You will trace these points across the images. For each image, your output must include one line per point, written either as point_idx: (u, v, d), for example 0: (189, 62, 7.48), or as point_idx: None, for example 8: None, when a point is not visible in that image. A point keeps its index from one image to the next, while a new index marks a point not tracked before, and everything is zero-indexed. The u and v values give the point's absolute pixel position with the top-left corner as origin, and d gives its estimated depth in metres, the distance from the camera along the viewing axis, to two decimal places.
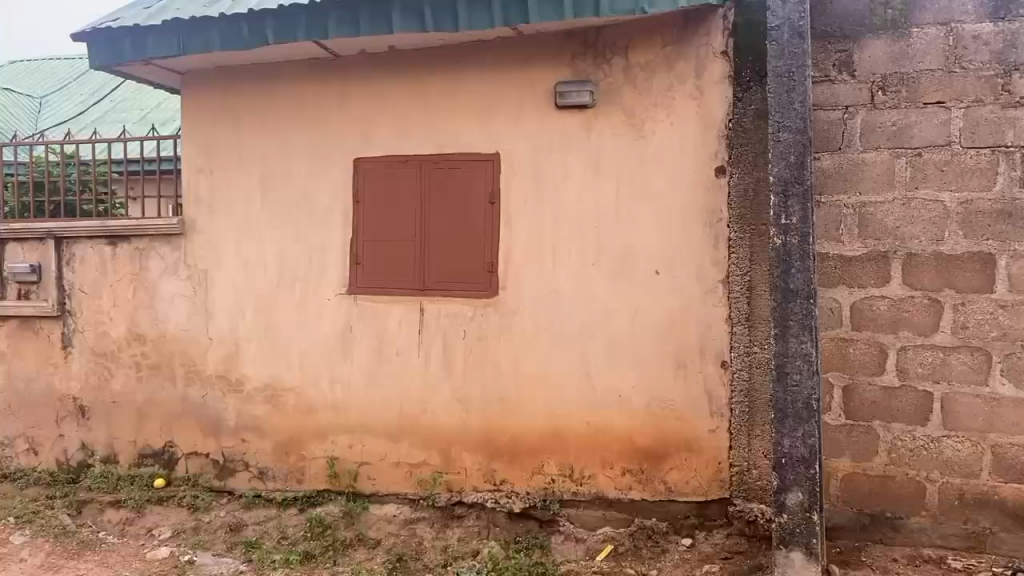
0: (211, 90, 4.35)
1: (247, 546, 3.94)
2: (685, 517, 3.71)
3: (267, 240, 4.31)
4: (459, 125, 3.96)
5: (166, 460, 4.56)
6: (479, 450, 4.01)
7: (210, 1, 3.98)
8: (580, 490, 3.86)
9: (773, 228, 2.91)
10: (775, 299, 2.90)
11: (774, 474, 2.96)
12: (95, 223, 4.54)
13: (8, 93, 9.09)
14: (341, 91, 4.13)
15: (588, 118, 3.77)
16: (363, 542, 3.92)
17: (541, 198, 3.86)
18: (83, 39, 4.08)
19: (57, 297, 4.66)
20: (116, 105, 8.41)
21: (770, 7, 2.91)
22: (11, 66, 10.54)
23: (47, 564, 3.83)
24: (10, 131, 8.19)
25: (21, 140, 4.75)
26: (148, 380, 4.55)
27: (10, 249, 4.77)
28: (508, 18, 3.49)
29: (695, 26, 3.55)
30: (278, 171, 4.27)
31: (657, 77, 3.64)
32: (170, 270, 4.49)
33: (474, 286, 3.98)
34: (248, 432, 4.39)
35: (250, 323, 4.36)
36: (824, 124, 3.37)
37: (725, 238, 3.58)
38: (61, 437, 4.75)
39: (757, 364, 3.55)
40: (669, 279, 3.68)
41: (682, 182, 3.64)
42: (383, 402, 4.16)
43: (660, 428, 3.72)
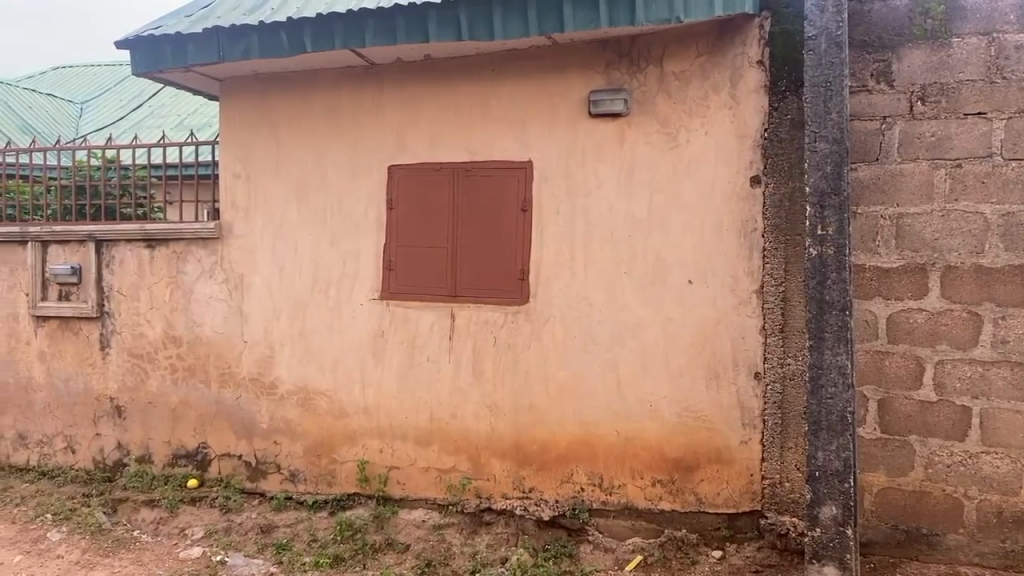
0: (249, 98, 4.42)
1: (279, 548, 3.97)
2: (716, 529, 3.67)
3: (302, 245, 4.36)
4: (492, 133, 3.98)
5: (199, 461, 4.62)
6: (509, 458, 4.02)
7: (250, 9, 4.06)
8: (609, 500, 3.85)
9: (809, 239, 2.88)
10: (810, 311, 2.87)
11: (807, 486, 2.92)
12: (134, 227, 4.63)
13: (51, 99, 9.34)
14: (377, 98, 4.17)
15: (622, 126, 3.77)
16: (392, 547, 3.94)
17: (574, 206, 3.87)
18: (124, 46, 4.17)
19: (97, 298, 4.76)
20: (155, 109, 8.58)
21: (808, 17, 2.89)
22: (55, 72, 10.83)
23: (82, 561, 3.89)
24: (54, 137, 8.41)
25: (63, 144, 4.86)
26: (183, 381, 4.62)
27: (53, 251, 4.89)
28: (543, 27, 3.51)
29: (732, 36, 3.55)
30: (313, 178, 4.32)
31: (691, 86, 3.64)
32: (206, 274, 4.56)
33: (505, 293, 3.99)
34: (280, 435, 4.44)
35: (284, 327, 4.41)
36: (862, 134, 3.34)
37: (760, 249, 3.55)
38: (98, 436, 4.83)
39: (790, 377, 3.51)
40: (702, 288, 3.66)
41: (716, 192, 3.62)
42: (413, 408, 4.18)
43: (692, 440, 3.70)
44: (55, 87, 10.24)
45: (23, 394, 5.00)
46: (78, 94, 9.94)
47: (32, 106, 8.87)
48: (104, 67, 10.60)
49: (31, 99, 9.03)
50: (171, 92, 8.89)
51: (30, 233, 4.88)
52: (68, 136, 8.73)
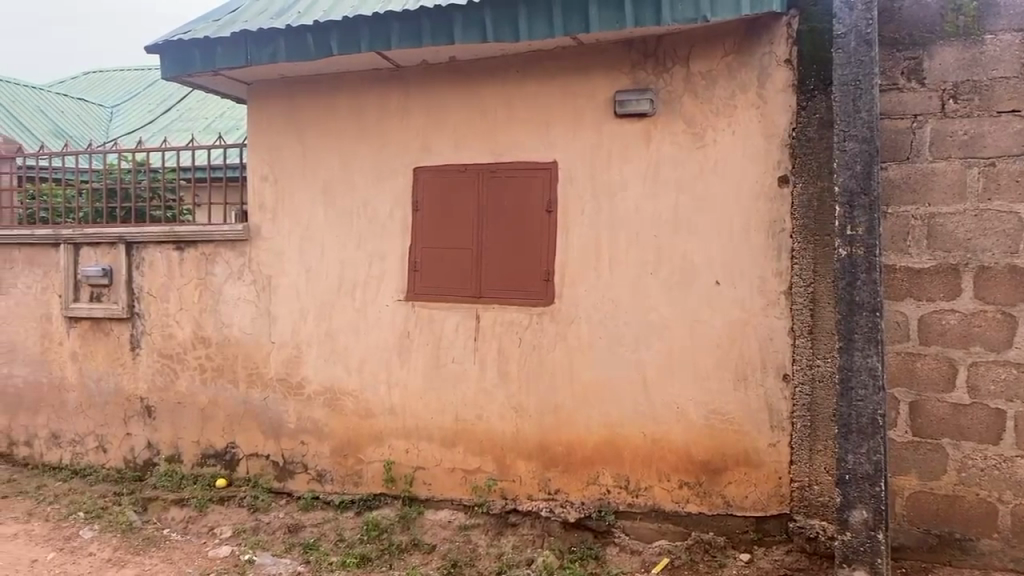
0: (277, 102, 4.46)
1: (306, 547, 4.00)
2: (744, 532, 3.64)
3: (329, 246, 4.39)
4: (518, 134, 3.98)
5: (227, 460, 4.66)
6: (534, 459, 4.01)
7: (278, 13, 4.10)
8: (635, 502, 3.83)
9: (838, 239, 2.84)
10: (839, 313, 2.84)
11: (837, 490, 2.89)
12: (164, 229, 4.70)
13: (83, 103, 9.50)
14: (402, 100, 4.19)
15: (648, 127, 3.76)
16: (418, 547, 3.95)
17: (599, 207, 3.86)
18: (154, 50, 4.22)
19: (127, 300, 4.83)
20: (183, 113, 8.71)
21: (837, 15, 2.86)
22: (86, 76, 11.02)
23: (114, 559, 3.94)
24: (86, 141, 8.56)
25: (95, 147, 4.94)
26: (212, 381, 4.67)
27: (85, 253, 4.97)
28: (568, 28, 3.50)
29: (759, 35, 3.52)
30: (340, 180, 4.35)
31: (718, 85, 3.62)
32: (235, 276, 4.61)
33: (531, 294, 3.99)
34: (307, 435, 4.47)
35: (311, 328, 4.44)
36: (892, 133, 3.30)
37: (788, 249, 3.52)
38: (129, 435, 4.90)
39: (820, 379, 3.47)
40: (729, 289, 3.63)
41: (743, 192, 3.59)
42: (438, 409, 4.19)
43: (719, 442, 3.67)
44: (87, 92, 10.43)
45: (56, 394, 5.08)
46: (109, 98, 10.09)
47: (64, 110, 9.02)
48: (134, 72, 10.75)
49: (64, 104, 9.20)
50: (200, 96, 9.01)
51: (63, 235, 4.96)
52: (98, 141, 8.86)
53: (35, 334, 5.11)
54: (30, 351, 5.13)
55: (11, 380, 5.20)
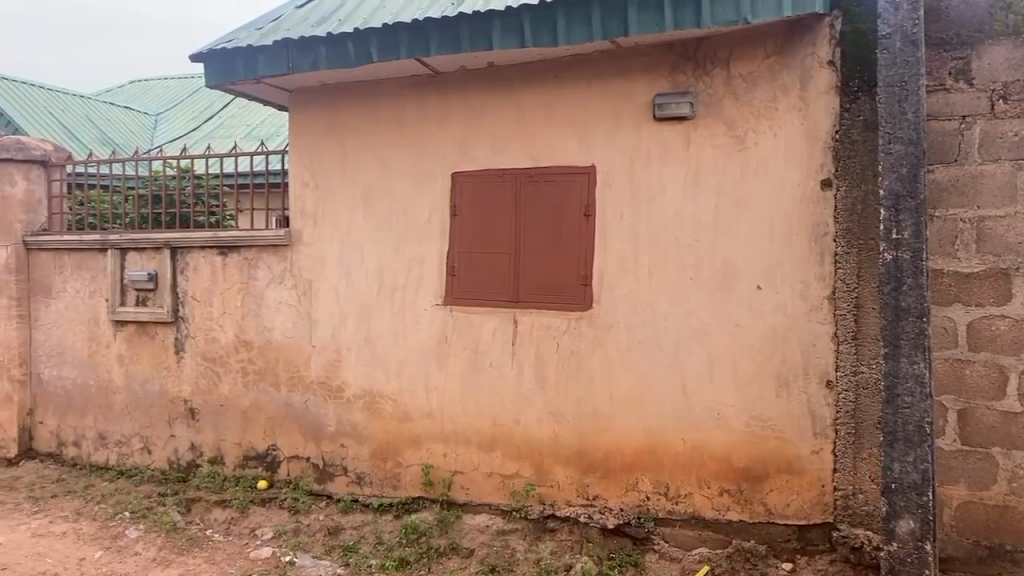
0: (317, 108, 4.52)
1: (345, 550, 4.03)
2: (786, 541, 3.58)
3: (369, 251, 4.43)
4: (556, 138, 3.98)
5: (268, 462, 4.72)
6: (573, 465, 4.00)
7: (319, 21, 4.15)
8: (675, 509, 3.79)
9: (883, 243, 2.79)
10: (884, 318, 2.78)
11: (883, 499, 2.84)
12: (208, 235, 4.78)
13: (130, 112, 9.74)
14: (441, 106, 4.21)
15: (688, 130, 3.73)
16: (456, 551, 3.94)
17: (638, 210, 3.84)
18: (198, 59, 4.31)
19: (172, 304, 4.92)
20: (227, 121, 8.89)
21: (882, 15, 2.80)
22: (132, 85, 11.29)
23: (159, 559, 4.02)
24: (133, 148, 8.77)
25: (141, 154, 5.05)
26: (254, 384, 4.74)
27: (131, 258, 5.08)
28: (607, 31, 3.49)
29: (802, 36, 3.48)
30: (379, 186, 4.38)
31: (759, 87, 3.58)
32: (276, 280, 4.67)
33: (568, 299, 3.98)
34: (347, 438, 4.51)
35: (351, 332, 4.48)
36: (939, 135, 3.23)
37: (831, 254, 3.47)
38: (173, 437, 4.99)
39: (864, 386, 3.41)
40: (771, 294, 3.59)
41: (785, 196, 3.55)
42: (476, 413, 4.20)
43: (761, 449, 3.63)
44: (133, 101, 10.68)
45: (103, 396, 5.19)
46: (154, 106, 10.32)
47: (110, 118, 9.24)
48: (177, 80, 10.98)
49: (112, 113, 9.43)
50: (243, 104, 9.19)
51: (110, 240, 5.08)
52: (143, 148, 9.06)
53: (83, 337, 5.24)
54: (78, 353, 5.26)
55: (60, 381, 5.33)
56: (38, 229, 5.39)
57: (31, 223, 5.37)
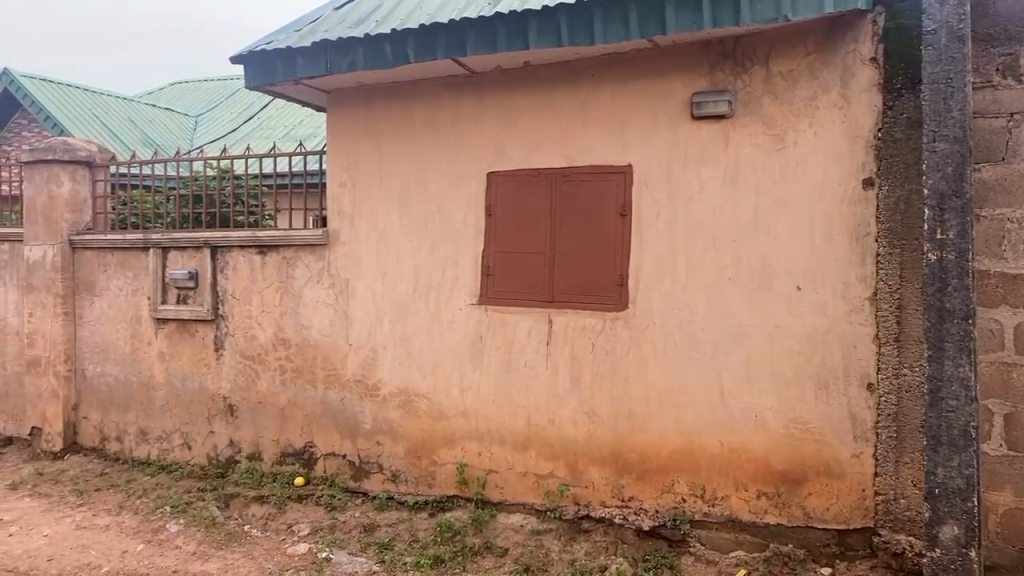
0: (355, 109, 4.55)
1: (381, 547, 4.06)
2: (825, 546, 3.54)
3: (405, 251, 4.45)
4: (593, 138, 3.96)
5: (305, 459, 4.78)
6: (607, 466, 3.98)
7: (356, 22, 4.19)
8: (711, 511, 3.76)
9: (927, 243, 2.73)
10: (927, 320, 2.73)
11: (925, 505, 2.79)
12: (247, 234, 4.85)
13: (170, 113, 9.92)
14: (477, 106, 4.22)
15: (725, 129, 3.69)
16: (490, 550, 3.95)
17: (675, 210, 3.81)
18: (238, 61, 4.37)
19: (212, 302, 5.00)
20: (265, 122, 9.03)
21: (927, 11, 2.74)
22: (173, 87, 11.50)
23: (198, 553, 4.09)
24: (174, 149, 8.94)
25: (182, 155, 5.14)
26: (292, 382, 4.80)
27: (173, 257, 5.17)
28: (644, 31, 3.47)
29: (843, 33, 3.42)
30: (415, 186, 4.41)
31: (799, 86, 3.53)
32: (314, 279, 4.73)
33: (604, 300, 3.96)
34: (382, 435, 4.55)
35: (387, 330, 4.52)
36: (986, 133, 3.16)
37: (873, 254, 3.41)
38: (212, 433, 5.07)
39: (906, 389, 3.35)
40: (811, 294, 3.54)
41: (826, 195, 3.50)
42: (511, 413, 4.20)
43: (799, 452, 3.58)
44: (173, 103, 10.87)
45: (145, 392, 5.29)
46: (195, 108, 10.47)
47: (152, 120, 9.40)
48: (217, 81, 11.16)
49: (153, 114, 9.60)
50: (281, 104, 9.32)
51: (153, 240, 5.18)
52: (184, 149, 9.21)
53: (126, 334, 5.35)
54: (121, 350, 5.36)
55: (103, 377, 5.44)
56: (83, 229, 5.51)
57: (76, 223, 5.50)
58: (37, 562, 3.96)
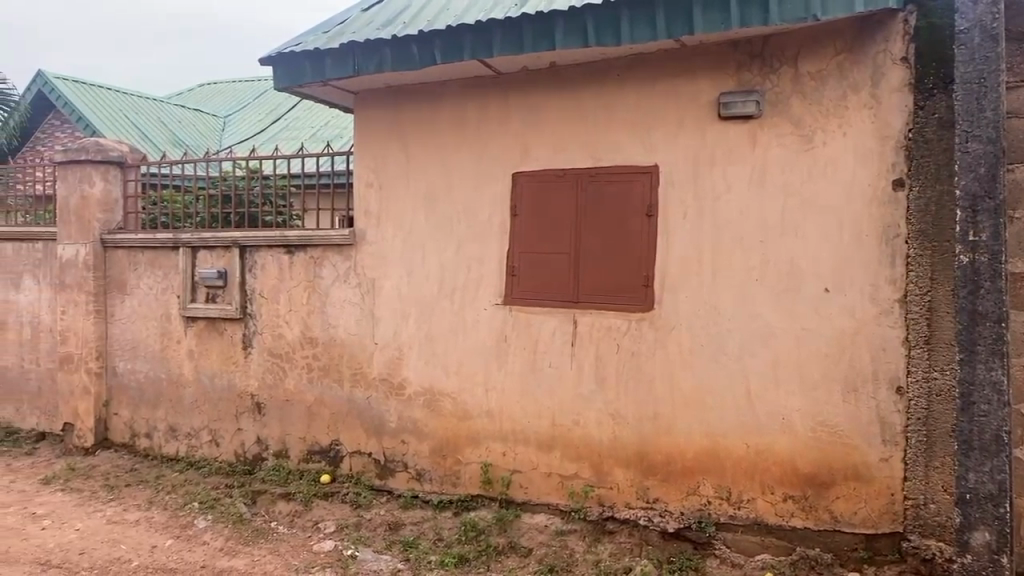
0: (382, 110, 4.58)
1: (406, 546, 4.08)
2: (853, 550, 3.50)
3: (430, 251, 4.47)
4: (619, 138, 3.96)
5: (331, 457, 4.82)
6: (632, 467, 3.97)
7: (384, 24, 4.22)
8: (737, 514, 3.73)
9: (959, 245, 2.69)
10: (959, 323, 2.69)
11: (956, 510, 2.75)
12: (275, 234, 4.90)
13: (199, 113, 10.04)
14: (503, 106, 4.23)
15: (753, 129, 3.67)
16: (515, 550, 3.95)
17: (701, 211, 3.79)
18: (268, 63, 4.42)
19: (240, 301, 5.05)
20: (292, 122, 9.12)
21: (959, 10, 2.72)
22: (202, 88, 11.63)
23: (226, 549, 4.14)
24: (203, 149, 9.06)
25: (212, 155, 5.20)
26: (318, 380, 4.84)
27: (202, 256, 5.23)
28: (672, 31, 3.46)
29: (874, 32, 3.39)
30: (442, 186, 4.42)
31: (828, 85, 3.50)
32: (341, 279, 4.76)
33: (630, 300, 3.95)
34: (408, 434, 4.57)
35: (413, 330, 4.54)
36: (1020, 133, 3.12)
37: (903, 256, 3.38)
38: (240, 430, 5.12)
39: (936, 393, 3.32)
40: (839, 296, 3.51)
41: (855, 196, 3.47)
42: (536, 413, 4.20)
43: (826, 454, 3.55)
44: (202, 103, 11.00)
45: (174, 389, 5.36)
46: (223, 109, 10.58)
47: (182, 121, 9.52)
48: (245, 82, 11.28)
49: (182, 115, 9.73)
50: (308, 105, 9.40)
51: (182, 239, 5.25)
52: (213, 149, 9.32)
53: (156, 332, 5.42)
54: (151, 348, 5.44)
55: (134, 374, 5.52)
56: (114, 228, 5.59)
57: (108, 222, 5.59)
58: (69, 555, 4.03)
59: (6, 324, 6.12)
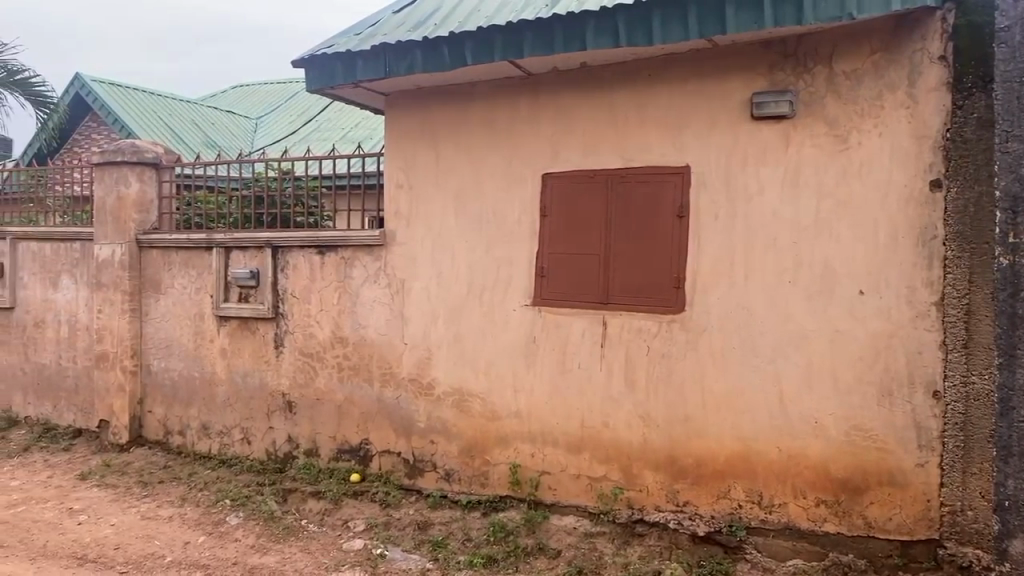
0: (412, 111, 4.60)
1: (434, 545, 4.08)
2: (887, 557, 3.45)
3: (460, 251, 4.48)
4: (650, 139, 3.93)
5: (361, 456, 4.85)
6: (662, 469, 3.95)
7: (415, 25, 4.24)
8: (768, 518, 3.69)
9: (1001, 247, 2.85)
10: (999, 326, 2.87)
11: (997, 518, 2.91)
12: (307, 235, 4.94)
13: (233, 116, 10.17)
14: (533, 107, 4.23)
15: (786, 130, 3.62)
16: (543, 551, 3.94)
17: (734, 212, 3.75)
18: (300, 65, 4.46)
19: (272, 300, 5.10)
20: (325, 124, 9.21)
21: (1002, 8, 2.91)
22: (234, 90, 11.78)
23: (257, 546, 4.18)
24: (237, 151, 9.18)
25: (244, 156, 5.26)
26: (349, 379, 4.87)
27: (235, 256, 5.30)
28: (704, 30, 3.43)
29: (911, 30, 3.34)
30: (471, 187, 4.43)
31: (864, 85, 3.45)
32: (371, 279, 4.79)
33: (660, 302, 3.93)
34: (437, 434, 4.59)
35: (442, 330, 4.55)
36: None
37: (940, 258, 3.33)
38: (271, 429, 5.17)
39: (974, 397, 3.26)
40: (874, 299, 3.46)
41: (891, 196, 3.42)
42: (565, 414, 4.20)
43: (860, 459, 3.50)
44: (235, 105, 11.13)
45: (207, 388, 5.43)
46: (255, 111, 10.68)
47: (216, 123, 9.65)
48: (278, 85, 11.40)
49: (216, 117, 9.86)
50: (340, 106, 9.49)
51: (216, 239, 5.31)
52: (246, 150, 9.43)
53: (189, 331, 5.49)
54: (185, 347, 5.51)
55: (168, 372, 5.60)
56: (149, 228, 5.68)
57: (143, 223, 5.67)
58: (104, 550, 4.10)
59: (44, 322, 6.24)
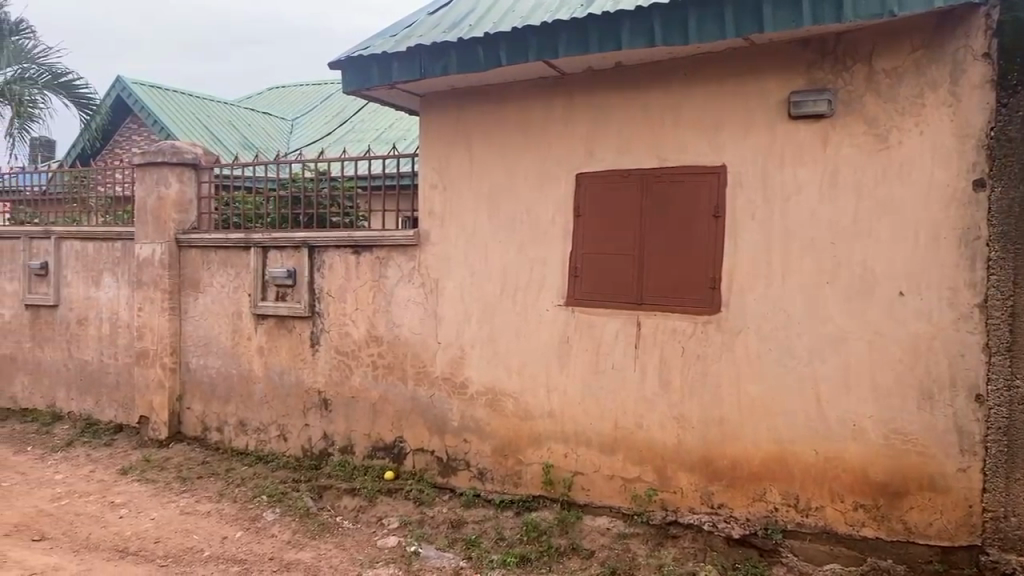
0: (446, 112, 4.62)
1: (468, 544, 4.10)
2: (927, 563, 3.40)
3: (494, 251, 4.49)
4: (684, 139, 3.91)
5: (395, 454, 4.88)
6: (696, 471, 3.92)
7: (450, 26, 4.26)
8: (805, 521, 3.65)
9: None
10: None
11: None
12: (343, 235, 4.98)
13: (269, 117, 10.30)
14: (567, 107, 4.22)
15: (824, 129, 3.57)
16: (576, 551, 3.93)
17: (770, 212, 3.71)
18: (337, 66, 4.50)
19: (309, 299, 5.16)
20: (358, 125, 9.29)
21: None
22: (270, 92, 11.93)
23: (293, 542, 4.23)
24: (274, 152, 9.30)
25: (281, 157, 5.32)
26: (383, 378, 4.91)
27: (272, 256, 5.36)
28: (741, 29, 3.40)
29: (954, 27, 3.28)
30: (505, 187, 4.44)
31: (904, 83, 3.39)
32: (406, 278, 4.82)
33: (695, 302, 3.90)
34: (470, 433, 4.60)
35: (476, 330, 4.56)
36: None
37: (984, 259, 3.27)
38: (307, 426, 5.23)
39: (1019, 401, 3.21)
40: (914, 300, 3.40)
41: (933, 196, 3.36)
42: (598, 415, 4.19)
43: (899, 463, 3.44)
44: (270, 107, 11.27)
45: (244, 385, 5.51)
46: (292, 112, 10.80)
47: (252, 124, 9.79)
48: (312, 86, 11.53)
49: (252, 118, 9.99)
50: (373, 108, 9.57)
51: (253, 239, 5.38)
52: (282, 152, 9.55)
53: (227, 329, 5.58)
54: (223, 344, 5.60)
55: (206, 369, 5.69)
56: (188, 228, 5.78)
57: (182, 223, 5.77)
58: (145, 544, 4.17)
59: (87, 320, 6.37)
